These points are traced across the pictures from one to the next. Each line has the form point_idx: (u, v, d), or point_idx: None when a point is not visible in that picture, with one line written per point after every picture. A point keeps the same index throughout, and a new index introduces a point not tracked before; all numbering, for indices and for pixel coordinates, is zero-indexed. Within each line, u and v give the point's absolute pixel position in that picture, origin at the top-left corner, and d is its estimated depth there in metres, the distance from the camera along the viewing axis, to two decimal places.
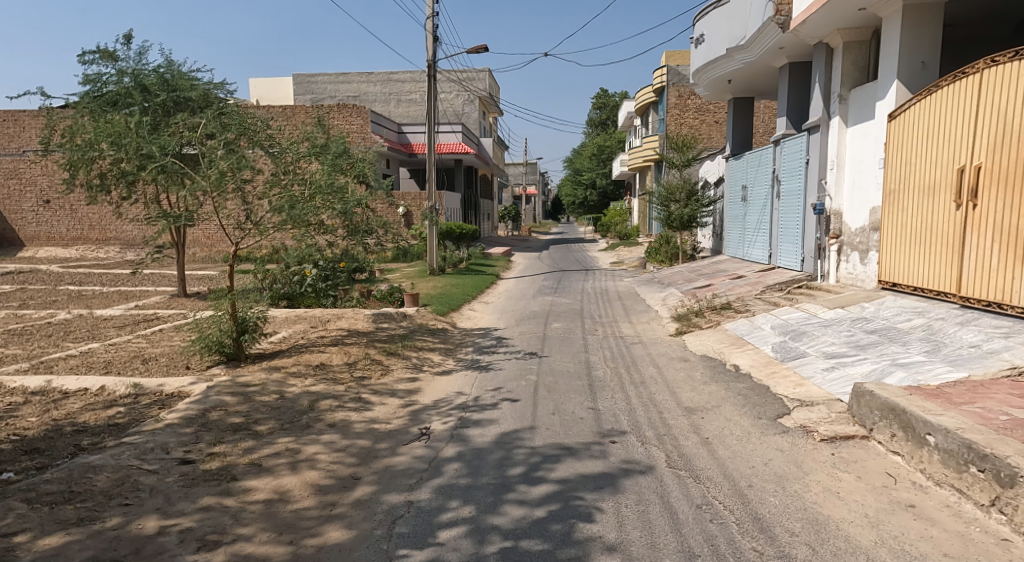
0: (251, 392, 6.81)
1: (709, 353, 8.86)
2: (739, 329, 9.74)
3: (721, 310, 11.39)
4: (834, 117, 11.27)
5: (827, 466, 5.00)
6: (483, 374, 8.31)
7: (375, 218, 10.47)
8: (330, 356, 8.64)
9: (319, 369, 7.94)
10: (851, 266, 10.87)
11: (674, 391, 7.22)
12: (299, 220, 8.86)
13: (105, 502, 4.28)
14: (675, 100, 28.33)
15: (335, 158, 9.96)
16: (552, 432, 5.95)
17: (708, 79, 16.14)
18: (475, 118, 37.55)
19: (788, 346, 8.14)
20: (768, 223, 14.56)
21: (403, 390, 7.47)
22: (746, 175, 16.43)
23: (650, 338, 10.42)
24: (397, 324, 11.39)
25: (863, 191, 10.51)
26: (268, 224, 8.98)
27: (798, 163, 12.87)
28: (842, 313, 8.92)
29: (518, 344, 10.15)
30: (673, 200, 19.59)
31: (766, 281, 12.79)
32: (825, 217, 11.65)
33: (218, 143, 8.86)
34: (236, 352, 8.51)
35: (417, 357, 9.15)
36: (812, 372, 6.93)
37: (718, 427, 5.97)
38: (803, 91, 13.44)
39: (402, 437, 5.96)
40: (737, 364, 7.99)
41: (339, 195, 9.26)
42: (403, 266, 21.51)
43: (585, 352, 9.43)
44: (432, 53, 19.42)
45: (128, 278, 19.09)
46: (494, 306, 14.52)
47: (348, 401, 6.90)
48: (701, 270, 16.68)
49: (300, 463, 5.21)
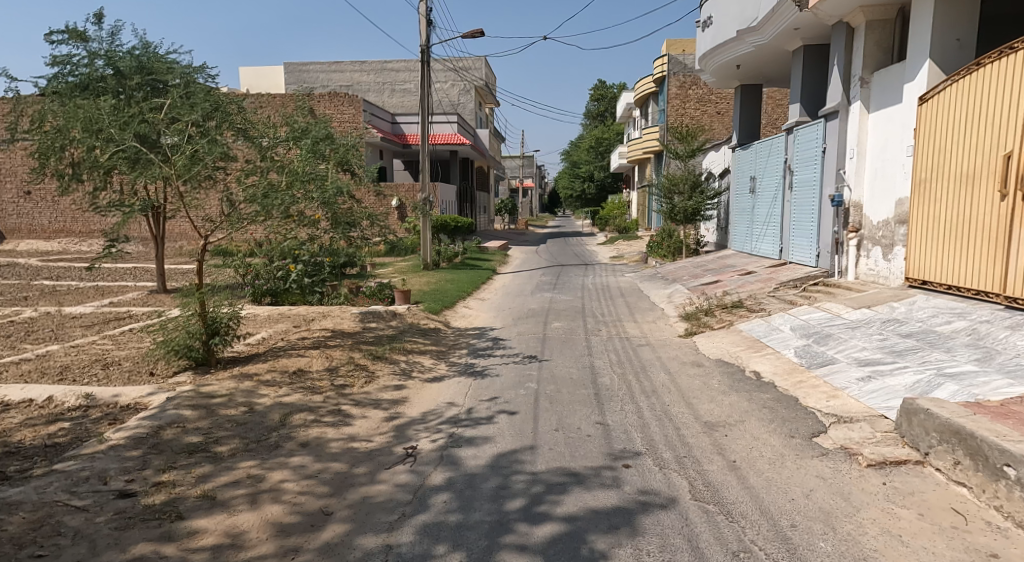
0: (214, 405, 6.03)
1: (725, 357, 8.12)
2: (756, 330, 8.98)
3: (733, 309, 10.67)
4: (855, 102, 10.53)
5: (881, 499, 4.25)
6: (478, 381, 7.57)
7: (360, 210, 9.64)
8: (309, 360, 7.87)
9: (296, 376, 7.18)
10: (872, 263, 10.19)
11: (691, 402, 6.49)
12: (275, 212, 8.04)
13: (12, 554, 3.54)
14: (676, 90, 27.54)
15: (316, 145, 9.12)
16: (555, 454, 5.20)
17: (716, 64, 15.36)
18: (471, 109, 36.73)
19: (813, 351, 7.40)
20: (778, 216, 13.84)
21: (388, 401, 6.72)
22: (754, 166, 15.68)
23: (658, 340, 9.69)
24: (386, 324, 10.64)
25: (888, 181, 9.76)
26: (243, 219, 8.06)
27: (812, 153, 12.10)
28: (868, 313, 8.19)
29: (516, 347, 9.40)
30: (676, 192, 18.84)
31: (778, 277, 12.07)
32: (844, 210, 10.92)
33: (183, 125, 8.04)
34: (205, 357, 7.73)
35: (407, 362, 8.40)
36: (845, 383, 6.15)
37: (745, 447, 5.23)
38: (818, 75, 12.66)
39: (383, 459, 5.20)
40: (757, 371, 7.26)
41: (321, 185, 8.42)
42: (396, 261, 20.76)
43: (589, 356, 8.69)
44: (425, 38, 18.64)
45: (108, 273, 18.26)
46: (491, 303, 13.77)
47: (325, 414, 6.14)
48: (707, 265, 15.93)
49: (262, 495, 4.44)
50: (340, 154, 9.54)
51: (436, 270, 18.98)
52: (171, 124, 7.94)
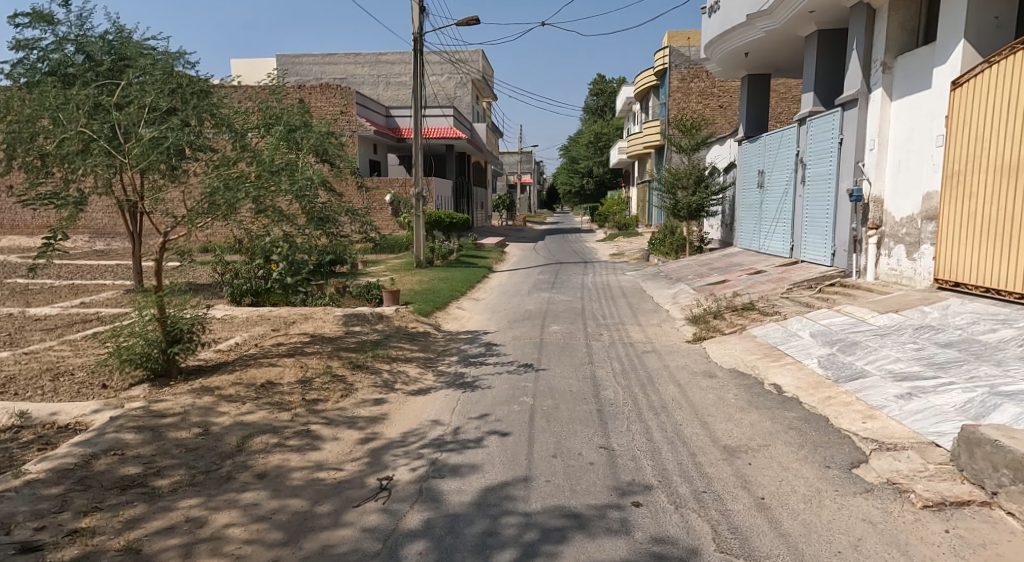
0: (163, 425, 5.28)
1: (740, 366, 7.38)
2: (772, 336, 8.23)
3: (744, 312, 9.94)
4: (876, 89, 9.82)
5: (946, 553, 3.53)
6: (467, 395, 6.84)
7: (342, 204, 8.84)
8: (281, 371, 7.12)
9: (263, 390, 6.41)
10: (895, 262, 9.48)
11: (706, 421, 5.75)
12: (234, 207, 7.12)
13: None
14: (677, 83, 26.77)
15: (291, 132, 8.29)
16: (554, 488, 4.47)
17: (724, 51, 14.65)
18: (468, 102, 35.92)
19: (839, 362, 6.65)
20: (790, 212, 13.08)
21: (364, 420, 5.96)
22: (762, 159, 14.92)
23: (664, 345, 8.95)
24: (372, 328, 9.88)
25: (913, 174, 9.03)
26: (203, 216, 7.14)
27: (827, 144, 11.34)
28: (896, 318, 7.44)
29: (511, 353, 8.66)
30: (679, 187, 18.11)
31: (791, 277, 11.33)
32: (863, 205, 10.19)
33: (138, 107, 7.22)
34: (165, 368, 6.96)
35: (391, 371, 7.65)
36: (883, 401, 5.41)
37: (773, 480, 4.49)
38: (833, 61, 11.91)
39: (353, 494, 4.47)
40: (777, 384, 6.52)
41: (297, 179, 7.50)
42: (388, 258, 20.04)
43: (590, 364, 7.95)
44: (419, 26, 17.86)
45: (87, 270, 17.47)
46: (486, 304, 13.03)
47: (291, 436, 5.40)
48: (712, 264, 15.21)
49: (199, 546, 3.71)
50: (322, 144, 8.64)
51: (429, 268, 18.25)
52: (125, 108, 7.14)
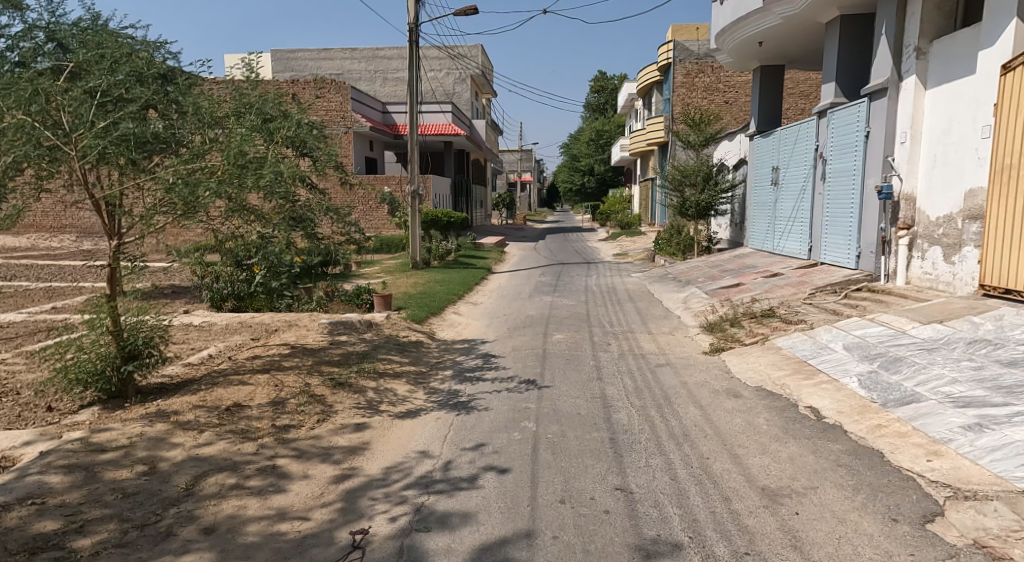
0: (100, 462, 4.48)
1: (768, 384, 6.59)
2: (800, 349, 7.43)
3: (765, 319, 9.16)
4: (909, 76, 9.02)
5: None
6: (461, 418, 6.04)
7: (325, 202, 7.99)
8: (252, 391, 6.31)
9: (227, 415, 5.60)
10: (930, 265, 8.68)
11: (738, 455, 4.95)
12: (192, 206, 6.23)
13: None
14: (682, 78, 25.95)
15: (264, 122, 7.37)
16: (566, 549, 3.71)
17: (736, 40, 13.85)
18: (467, 98, 34.97)
19: (884, 381, 5.85)
20: (809, 211, 12.27)
21: (341, 452, 5.16)
22: (777, 155, 14.11)
23: (679, 358, 8.14)
24: (359, 337, 9.10)
25: (954, 169, 8.25)
26: (159, 215, 6.31)
27: (851, 137, 10.52)
28: (943, 329, 6.64)
29: (510, 366, 7.86)
30: (687, 184, 17.30)
31: (812, 281, 10.53)
32: (892, 204, 9.39)
33: (86, 91, 6.14)
34: (119, 389, 6.16)
35: (376, 389, 6.84)
36: (948, 431, 4.62)
37: (830, 537, 3.71)
38: (856, 49, 11.12)
39: (320, 556, 3.69)
40: (814, 407, 5.72)
41: (271, 170, 6.64)
42: (383, 259, 19.29)
43: (599, 380, 7.16)
44: (415, 16, 17.06)
45: (68, 271, 16.65)
46: (484, 309, 12.25)
47: (253, 474, 4.60)
48: (723, 265, 14.42)
49: None
50: (300, 135, 7.71)
51: (425, 269, 17.48)
52: (71, 90, 6.04)
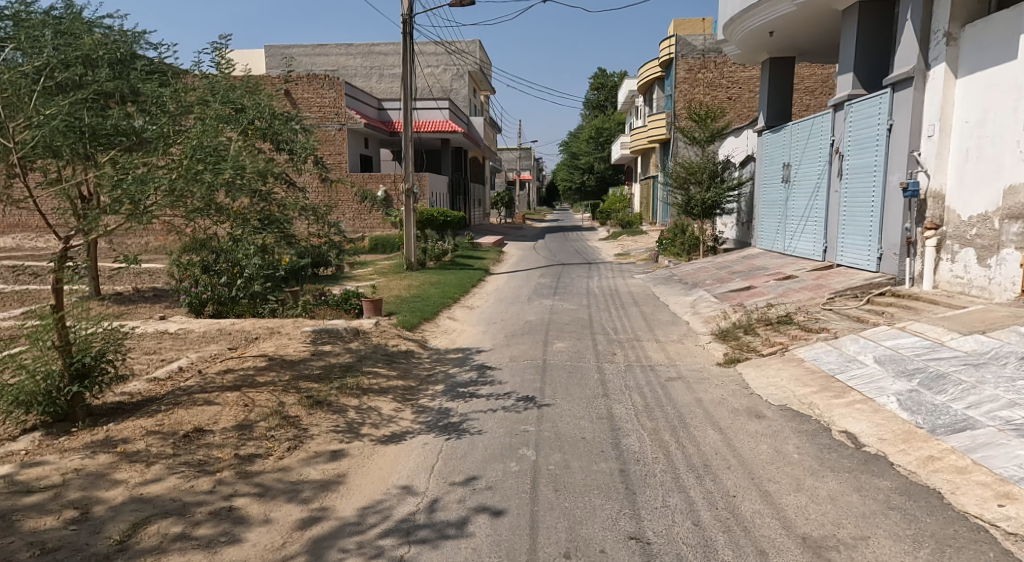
0: (23, 508, 3.82)
1: (793, 402, 5.93)
2: (826, 361, 6.77)
3: (781, 326, 8.50)
4: (939, 65, 8.35)
5: None
6: (451, 443, 5.39)
7: (302, 200, 7.25)
8: (217, 413, 5.62)
9: (183, 443, 4.93)
10: (962, 268, 8.03)
11: (769, 492, 4.30)
12: (136, 203, 5.53)
13: None
14: (684, 74, 25.27)
15: (233, 106, 6.47)
16: None
17: (745, 31, 13.16)
18: (465, 95, 34.28)
19: (928, 401, 5.20)
20: (824, 209, 11.59)
21: (311, 488, 4.51)
22: (788, 150, 13.42)
23: (691, 370, 7.48)
24: (345, 346, 8.43)
25: (991, 165, 7.60)
26: (106, 216, 5.55)
27: (872, 131, 9.84)
28: (988, 341, 5.97)
29: (507, 379, 7.20)
30: (692, 182, 16.62)
31: (831, 284, 9.87)
32: (918, 202, 8.73)
33: (26, 76, 5.50)
34: (65, 411, 5.47)
35: (358, 409, 6.15)
36: (1017, 468, 3.98)
37: None
38: (876, 38, 10.46)
39: None
40: (850, 433, 5.06)
41: (233, 164, 5.76)
42: (377, 260, 18.63)
43: (605, 396, 6.50)
44: (409, 7, 16.35)
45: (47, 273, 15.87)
46: (480, 313, 11.57)
47: (205, 519, 3.96)
48: (731, 266, 13.76)
49: None
50: (268, 126, 6.74)
51: (421, 270, 16.81)
52: (9, 74, 5.38)
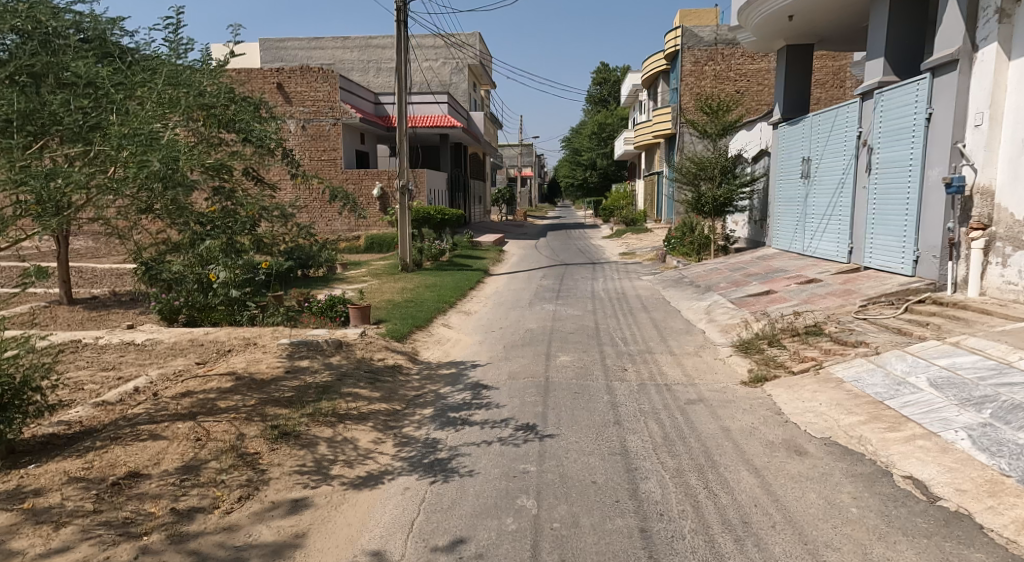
0: None
1: (839, 436, 5.06)
2: (871, 384, 5.87)
3: (810, 338, 7.62)
4: (989, 44, 7.44)
5: None
6: (436, 488, 4.53)
7: (270, 199, 6.25)
8: (158, 453, 4.70)
9: (108, 495, 4.05)
10: (1016, 274, 7.15)
11: None
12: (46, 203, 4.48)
13: None
14: (691, 66, 24.35)
15: (190, 88, 5.39)
16: None
17: (762, 16, 12.28)
18: (465, 89, 33.34)
19: (1012, 443, 4.32)
20: (850, 207, 10.69)
21: (259, 556, 3.67)
22: (809, 144, 12.50)
23: (713, 390, 6.59)
24: (325, 361, 7.58)
25: None
26: (14, 217, 4.55)
27: (907, 121, 8.94)
28: None
29: (504, 402, 6.33)
30: (703, 177, 15.72)
31: (861, 289, 8.99)
32: (963, 200, 7.84)
33: None
34: None
35: (331, 442, 5.28)
36: None
37: None
38: (910, 22, 9.60)
39: None
40: (916, 480, 4.20)
41: (163, 153, 4.60)
42: (372, 260, 17.80)
43: (617, 425, 5.62)
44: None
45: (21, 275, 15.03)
46: (478, 320, 10.72)
47: None
48: (747, 268, 12.85)
49: None
50: (223, 110, 5.68)
51: (416, 271, 15.99)
52: None
